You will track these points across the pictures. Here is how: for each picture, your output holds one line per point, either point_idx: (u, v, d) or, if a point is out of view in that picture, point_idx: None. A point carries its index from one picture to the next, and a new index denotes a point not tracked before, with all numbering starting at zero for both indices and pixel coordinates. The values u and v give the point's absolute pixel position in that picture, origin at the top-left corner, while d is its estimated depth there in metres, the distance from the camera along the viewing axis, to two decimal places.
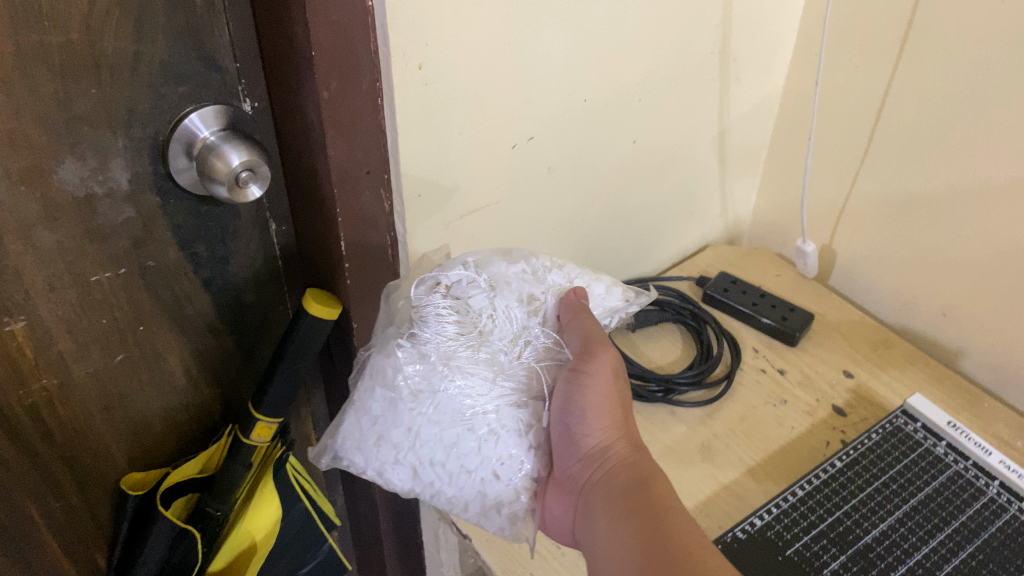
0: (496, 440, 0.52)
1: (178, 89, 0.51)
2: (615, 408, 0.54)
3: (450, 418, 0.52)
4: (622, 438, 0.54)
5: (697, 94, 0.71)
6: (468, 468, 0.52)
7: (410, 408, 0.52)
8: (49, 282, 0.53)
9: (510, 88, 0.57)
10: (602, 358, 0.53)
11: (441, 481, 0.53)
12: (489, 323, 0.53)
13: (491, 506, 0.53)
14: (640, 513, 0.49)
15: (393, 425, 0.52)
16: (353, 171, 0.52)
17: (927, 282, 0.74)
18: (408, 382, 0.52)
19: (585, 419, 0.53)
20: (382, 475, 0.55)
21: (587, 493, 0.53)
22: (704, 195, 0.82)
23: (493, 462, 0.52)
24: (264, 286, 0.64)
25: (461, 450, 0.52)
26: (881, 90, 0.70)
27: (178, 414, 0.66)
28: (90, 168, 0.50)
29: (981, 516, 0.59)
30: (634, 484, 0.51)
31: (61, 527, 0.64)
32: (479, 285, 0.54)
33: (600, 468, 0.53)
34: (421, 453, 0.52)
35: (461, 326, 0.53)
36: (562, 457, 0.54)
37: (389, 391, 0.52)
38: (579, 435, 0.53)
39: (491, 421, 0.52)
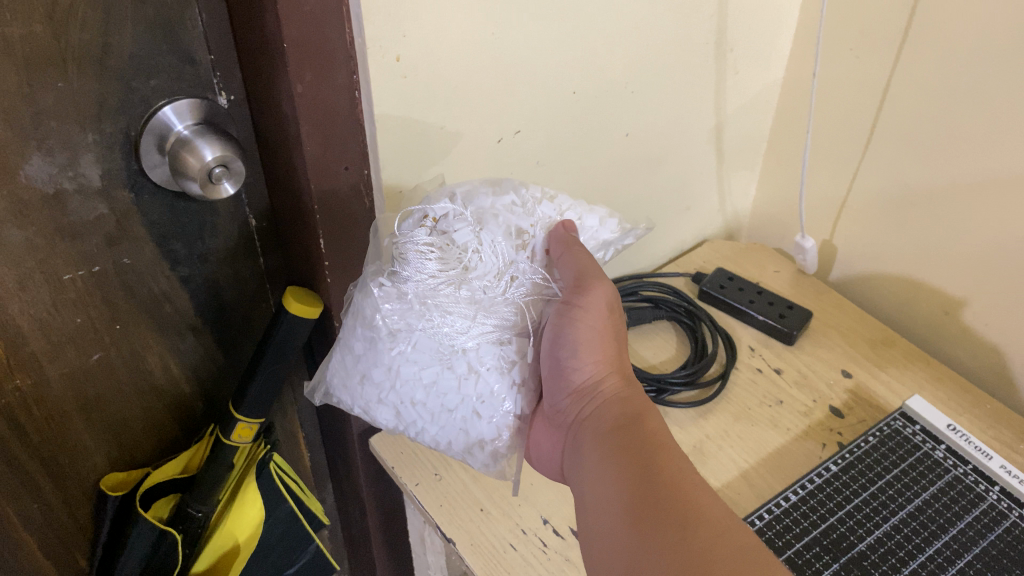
0: (478, 380, 0.51)
1: (150, 83, 0.49)
2: (608, 342, 0.51)
3: (429, 358, 0.50)
4: (616, 373, 0.51)
5: (692, 85, 0.69)
6: (448, 407, 0.51)
7: (390, 348, 0.50)
8: (19, 281, 0.51)
9: (495, 79, 0.55)
10: (598, 291, 0.51)
11: (423, 420, 0.52)
12: (475, 257, 0.49)
13: (474, 444, 0.53)
14: (631, 448, 0.46)
15: (373, 364, 0.51)
16: (330, 167, 0.50)
17: (930, 279, 0.72)
18: (388, 321, 0.50)
19: (577, 354, 0.51)
20: (368, 414, 0.53)
21: (577, 430, 0.50)
22: (701, 188, 0.80)
23: (472, 401, 0.51)
24: (245, 283, 0.62)
25: (440, 389, 0.51)
26: (883, 82, 0.68)
27: (158, 413, 0.65)
28: (58, 164, 0.48)
29: (981, 523, 0.57)
30: (626, 419, 0.48)
31: (39, 527, 0.63)
32: (466, 219, 0.49)
33: (590, 405, 0.50)
34: (402, 393, 0.51)
35: (444, 262, 0.49)
36: (553, 393, 0.52)
37: (368, 330, 0.50)
38: (569, 369, 0.51)
39: (474, 359, 0.51)
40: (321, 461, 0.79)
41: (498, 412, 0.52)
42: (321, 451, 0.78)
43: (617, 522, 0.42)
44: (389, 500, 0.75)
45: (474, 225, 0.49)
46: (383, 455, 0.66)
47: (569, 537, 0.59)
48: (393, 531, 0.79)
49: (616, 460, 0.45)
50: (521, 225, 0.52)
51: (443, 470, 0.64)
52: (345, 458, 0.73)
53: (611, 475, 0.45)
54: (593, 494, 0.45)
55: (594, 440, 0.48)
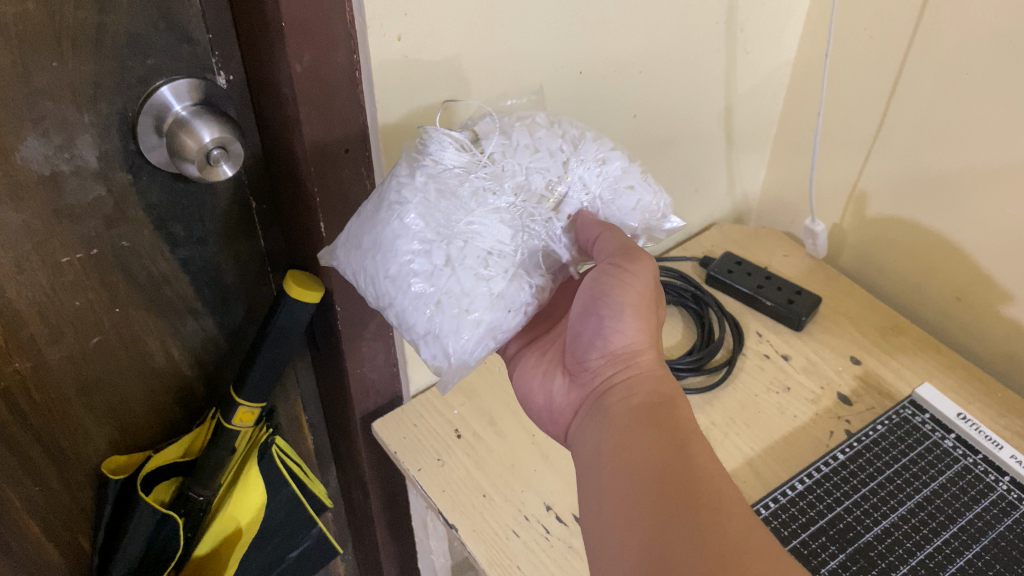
0: (453, 273, 0.45)
1: (147, 62, 0.48)
2: (652, 315, 0.49)
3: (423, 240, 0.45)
4: (653, 348, 0.49)
5: (702, 66, 0.67)
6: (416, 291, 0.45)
7: (383, 214, 0.46)
8: (17, 264, 0.50)
9: (499, 60, 0.54)
10: (644, 261, 0.49)
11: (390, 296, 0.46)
12: (509, 162, 0.47)
13: (431, 335, 0.46)
14: (662, 426, 0.44)
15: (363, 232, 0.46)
16: (330, 149, 0.49)
17: (942, 265, 0.70)
18: (393, 196, 0.46)
19: (618, 318, 0.48)
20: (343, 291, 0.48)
21: (603, 393, 0.49)
22: (710, 171, 0.79)
23: (445, 292, 0.45)
24: (246, 266, 0.62)
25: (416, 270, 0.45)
26: (898, 63, 0.67)
27: (160, 396, 0.64)
28: (54, 145, 0.47)
29: (990, 513, 0.56)
30: (660, 399, 0.46)
31: (41, 510, 0.62)
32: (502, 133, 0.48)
33: (625, 372, 0.48)
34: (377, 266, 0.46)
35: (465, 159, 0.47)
36: (584, 349, 0.50)
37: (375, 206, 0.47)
38: (608, 330, 0.49)
39: (468, 252, 0.46)
40: (324, 445, 0.78)
41: (466, 312, 0.46)
42: (324, 435, 0.77)
43: (641, 500, 0.40)
44: (392, 484, 0.75)
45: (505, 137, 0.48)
46: (385, 440, 0.65)
47: (571, 524, 0.59)
48: (396, 514, 0.79)
49: (644, 439, 0.43)
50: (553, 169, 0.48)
51: (446, 456, 0.64)
52: (348, 442, 0.72)
53: (638, 446, 0.43)
54: (613, 466, 0.43)
55: (623, 408, 0.46)
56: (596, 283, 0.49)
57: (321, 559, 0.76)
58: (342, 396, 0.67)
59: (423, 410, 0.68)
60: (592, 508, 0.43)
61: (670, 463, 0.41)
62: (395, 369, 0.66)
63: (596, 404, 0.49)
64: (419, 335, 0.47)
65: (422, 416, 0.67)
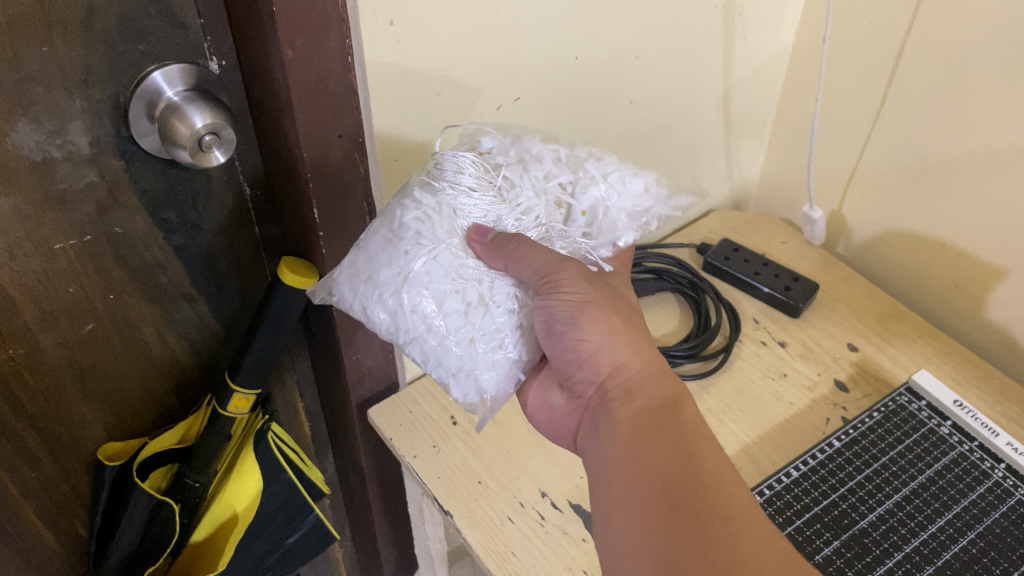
0: (487, 311, 0.49)
1: (138, 47, 0.47)
2: (612, 316, 0.49)
3: (450, 276, 0.48)
4: (627, 347, 0.48)
5: (700, 51, 0.67)
6: (450, 329, 0.48)
7: (410, 248, 0.47)
8: (9, 250, 0.50)
9: (493, 45, 0.53)
10: (569, 270, 0.49)
11: (420, 332, 0.47)
12: (518, 186, 0.50)
13: (462, 369, 0.49)
14: (657, 432, 0.43)
15: (384, 263, 0.47)
16: (323, 135, 0.49)
17: (939, 251, 0.70)
18: (417, 229, 0.47)
19: (584, 325, 0.48)
20: (364, 317, 0.49)
21: (601, 403, 0.48)
22: (708, 157, 0.78)
23: (476, 329, 0.48)
24: (240, 252, 0.61)
25: (448, 308, 0.47)
26: (897, 47, 0.66)
27: (155, 382, 0.64)
28: (45, 131, 0.47)
29: (985, 500, 0.56)
30: (656, 403, 0.46)
31: (37, 496, 0.62)
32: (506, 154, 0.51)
33: (613, 380, 0.48)
34: (405, 300, 0.47)
35: (477, 180, 0.50)
36: (567, 366, 0.49)
37: (390, 232, 0.48)
38: (575, 342, 0.48)
39: (485, 289, 0.49)
40: (320, 432, 0.78)
41: (497, 348, 0.49)
42: (321, 421, 0.77)
43: (652, 512, 0.39)
44: (389, 471, 0.75)
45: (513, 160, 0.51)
46: (381, 427, 0.65)
47: (567, 510, 0.59)
48: (393, 501, 0.79)
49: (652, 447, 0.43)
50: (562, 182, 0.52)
51: (441, 442, 0.64)
52: (344, 429, 0.72)
53: (640, 458, 0.42)
54: (621, 478, 0.42)
55: (611, 424, 0.46)
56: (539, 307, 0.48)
57: (318, 546, 0.76)
58: (338, 383, 0.67)
59: (419, 397, 0.67)
60: (602, 521, 0.42)
61: (680, 474, 0.40)
62: (391, 356, 0.66)
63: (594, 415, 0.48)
64: (450, 373, 0.49)
65: (418, 403, 0.67)
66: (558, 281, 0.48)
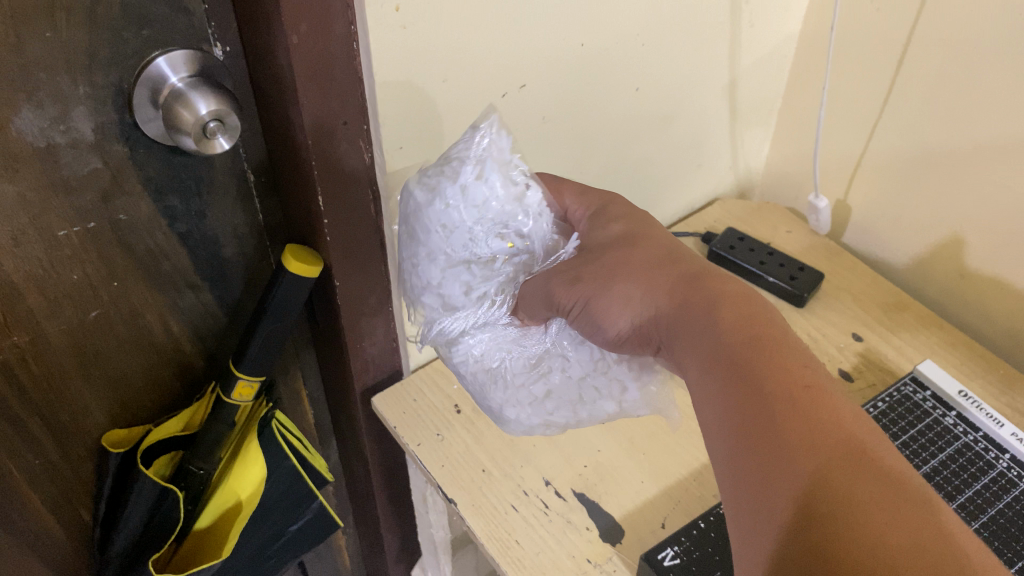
0: (573, 362, 0.53)
1: (142, 33, 0.47)
2: (627, 272, 0.45)
3: (527, 375, 0.53)
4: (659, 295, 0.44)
5: (706, 39, 0.66)
6: (573, 403, 0.53)
7: (494, 392, 0.53)
8: (13, 237, 0.50)
9: (498, 32, 0.53)
10: (557, 281, 0.47)
11: (567, 418, 0.54)
12: (476, 294, 0.50)
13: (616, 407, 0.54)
14: (725, 359, 0.39)
15: (496, 408, 0.54)
16: (328, 122, 0.49)
17: (945, 241, 0.70)
18: (475, 369, 0.53)
19: (604, 319, 0.46)
20: (529, 430, 0.57)
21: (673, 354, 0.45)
22: (712, 146, 0.78)
23: (582, 384, 0.53)
24: (245, 240, 0.61)
25: (553, 399, 0.53)
26: (905, 35, 0.65)
27: (159, 370, 0.64)
28: (50, 117, 0.47)
29: (990, 491, 0.56)
30: (723, 320, 0.41)
31: (41, 483, 0.63)
32: (422, 268, 0.49)
33: (661, 331, 0.44)
34: (534, 417, 0.54)
35: (459, 321, 0.51)
36: (630, 343, 0.47)
37: (473, 387, 0.54)
38: (611, 326, 0.46)
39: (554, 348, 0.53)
40: (324, 419, 0.78)
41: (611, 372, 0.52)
42: (325, 409, 0.77)
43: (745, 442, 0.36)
44: (392, 459, 0.75)
45: (433, 288, 0.50)
46: (385, 415, 0.65)
47: (570, 499, 0.59)
48: (397, 488, 0.79)
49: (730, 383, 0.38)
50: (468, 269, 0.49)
51: (445, 431, 0.64)
52: (348, 416, 0.72)
53: (716, 389, 0.38)
54: (711, 424, 0.39)
55: (687, 352, 0.42)
56: (576, 319, 0.47)
57: (322, 533, 0.76)
58: (342, 370, 0.67)
59: (423, 385, 0.67)
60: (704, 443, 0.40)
61: (767, 410, 0.36)
62: (396, 345, 0.66)
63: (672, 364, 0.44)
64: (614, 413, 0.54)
65: (422, 392, 0.67)
66: (558, 301, 0.47)
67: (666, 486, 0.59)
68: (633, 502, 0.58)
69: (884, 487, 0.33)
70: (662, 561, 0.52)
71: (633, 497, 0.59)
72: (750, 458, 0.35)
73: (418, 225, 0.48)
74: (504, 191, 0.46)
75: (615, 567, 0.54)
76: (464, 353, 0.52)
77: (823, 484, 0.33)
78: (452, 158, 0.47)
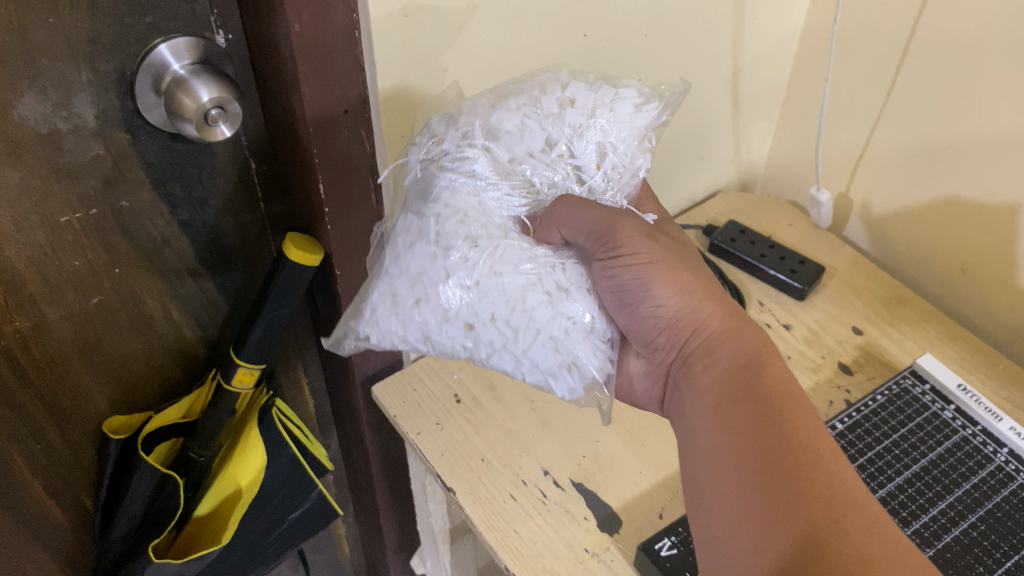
0: (566, 296, 0.48)
1: (144, 20, 0.47)
2: (682, 272, 0.49)
3: (512, 272, 0.46)
4: (697, 305, 0.48)
5: (709, 30, 0.66)
6: (534, 325, 0.46)
7: (465, 256, 0.46)
8: (15, 223, 0.50)
9: (500, 22, 0.53)
10: (625, 228, 0.48)
11: (500, 343, 0.47)
12: (524, 160, 0.48)
13: (567, 365, 0.48)
14: (743, 395, 0.44)
15: (438, 286, 0.46)
16: (329, 110, 0.49)
17: (946, 235, 0.70)
18: (453, 239, 0.46)
19: (654, 290, 0.48)
20: (426, 339, 0.49)
21: (684, 365, 0.49)
22: (715, 138, 0.78)
23: (561, 320, 0.47)
24: (246, 228, 0.61)
25: (529, 305, 0.46)
26: (909, 28, 0.65)
27: (160, 357, 0.64)
28: (52, 103, 0.47)
29: (987, 484, 0.56)
30: (745, 360, 0.46)
31: (43, 468, 0.63)
32: (471, 142, 0.48)
33: (693, 339, 0.48)
34: (480, 308, 0.46)
35: (493, 166, 0.48)
36: (644, 331, 0.50)
37: (431, 247, 0.46)
38: (652, 307, 0.48)
39: (546, 269, 0.48)
40: (324, 408, 0.78)
41: (591, 329, 0.48)
42: (325, 398, 0.77)
43: (755, 484, 0.41)
44: (392, 448, 0.75)
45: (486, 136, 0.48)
46: (385, 403, 0.65)
47: (569, 489, 0.59)
48: (396, 477, 0.79)
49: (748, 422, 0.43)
50: (539, 141, 0.48)
51: (445, 420, 0.64)
52: (348, 405, 0.73)
53: (730, 422, 0.43)
54: (711, 467, 0.43)
55: (711, 376, 0.46)
56: (614, 280, 0.48)
57: (322, 521, 0.77)
58: (342, 359, 0.67)
59: (423, 374, 0.67)
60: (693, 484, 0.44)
61: (784, 461, 0.41)
62: None
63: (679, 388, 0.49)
64: (553, 373, 0.48)
65: (422, 381, 0.67)
66: (616, 243, 0.48)
67: (664, 477, 0.60)
68: (631, 492, 0.59)
69: (886, 548, 0.38)
70: (660, 552, 0.52)
71: (631, 488, 0.59)
72: (760, 491, 0.40)
73: (529, 96, 0.49)
74: (631, 128, 0.49)
75: (612, 557, 0.55)
76: (468, 189, 0.48)
77: (829, 527, 0.38)
78: (604, 90, 0.50)
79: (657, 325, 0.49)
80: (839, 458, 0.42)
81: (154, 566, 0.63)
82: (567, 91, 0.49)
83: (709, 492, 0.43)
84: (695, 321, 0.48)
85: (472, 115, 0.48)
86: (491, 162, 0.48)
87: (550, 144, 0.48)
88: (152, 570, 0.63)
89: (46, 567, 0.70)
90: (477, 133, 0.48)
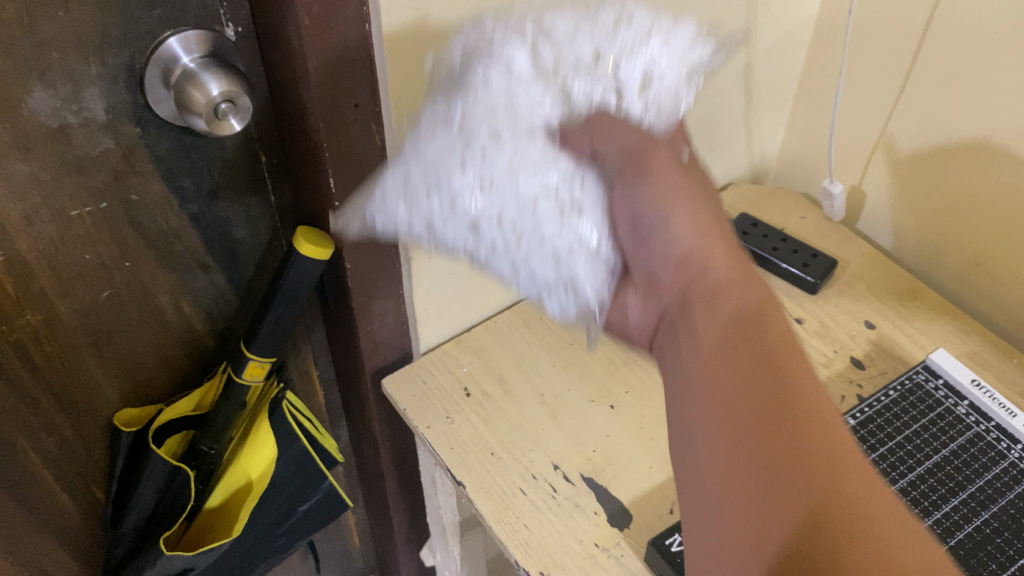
0: (581, 220, 0.43)
1: (153, 13, 0.47)
2: (705, 209, 0.41)
3: (529, 181, 0.43)
4: (716, 247, 0.39)
5: (721, 21, 0.65)
6: (544, 235, 0.43)
7: (487, 148, 0.43)
8: (26, 216, 0.50)
9: None
10: (659, 163, 0.41)
11: (508, 246, 0.44)
12: (566, 71, 0.45)
13: (568, 278, 0.43)
14: (740, 339, 0.35)
15: (450, 175, 0.44)
16: (338, 103, 0.48)
17: (961, 229, 0.69)
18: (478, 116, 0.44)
19: (671, 225, 0.40)
20: (432, 232, 0.45)
21: (685, 301, 0.38)
22: (727, 130, 0.77)
23: (564, 250, 0.43)
24: (257, 222, 0.61)
25: (539, 216, 0.43)
26: (924, 19, 0.64)
27: (170, 350, 0.64)
28: (62, 97, 0.47)
29: (1001, 481, 0.56)
30: (751, 309, 0.36)
31: (54, 460, 0.63)
32: (521, 36, 0.45)
33: (701, 277, 0.38)
34: (491, 206, 0.44)
35: (534, 66, 0.44)
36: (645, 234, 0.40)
37: (448, 127, 0.44)
38: (657, 225, 0.40)
39: (566, 196, 0.43)
40: (334, 401, 0.78)
41: (597, 245, 0.43)
42: (336, 390, 0.77)
43: (747, 457, 0.32)
44: (402, 441, 0.75)
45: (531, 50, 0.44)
46: (395, 396, 0.65)
47: (579, 483, 0.59)
48: (406, 470, 0.79)
49: (742, 368, 0.34)
50: (586, 53, 0.45)
51: (455, 413, 0.64)
52: (359, 397, 0.73)
53: (728, 373, 0.34)
54: (703, 421, 0.34)
55: (704, 317, 0.36)
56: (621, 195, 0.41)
57: (332, 513, 0.77)
58: (352, 352, 0.67)
59: (434, 367, 0.67)
60: (680, 452, 0.35)
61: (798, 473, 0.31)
62: (407, 328, 0.66)
63: (673, 336, 0.38)
64: (551, 281, 0.44)
65: (432, 374, 0.67)
66: (647, 158, 0.41)
67: None
68: (642, 487, 0.58)
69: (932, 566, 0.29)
70: (670, 547, 0.52)
71: (642, 482, 0.59)
72: (754, 481, 0.31)
73: (587, 5, 0.46)
74: (674, 54, 0.47)
75: (622, 551, 0.55)
76: (503, 82, 0.44)
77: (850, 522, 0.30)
78: (663, 16, 0.48)
79: (667, 260, 0.40)
80: (869, 488, 0.31)
81: (165, 557, 0.63)
82: (625, 11, 0.47)
83: (699, 467, 0.33)
84: (706, 261, 0.39)
85: (525, 14, 0.46)
86: (532, 61, 0.45)
87: (598, 56, 0.46)
88: (163, 561, 0.63)
89: (59, 557, 0.70)
90: (528, 26, 0.45)
